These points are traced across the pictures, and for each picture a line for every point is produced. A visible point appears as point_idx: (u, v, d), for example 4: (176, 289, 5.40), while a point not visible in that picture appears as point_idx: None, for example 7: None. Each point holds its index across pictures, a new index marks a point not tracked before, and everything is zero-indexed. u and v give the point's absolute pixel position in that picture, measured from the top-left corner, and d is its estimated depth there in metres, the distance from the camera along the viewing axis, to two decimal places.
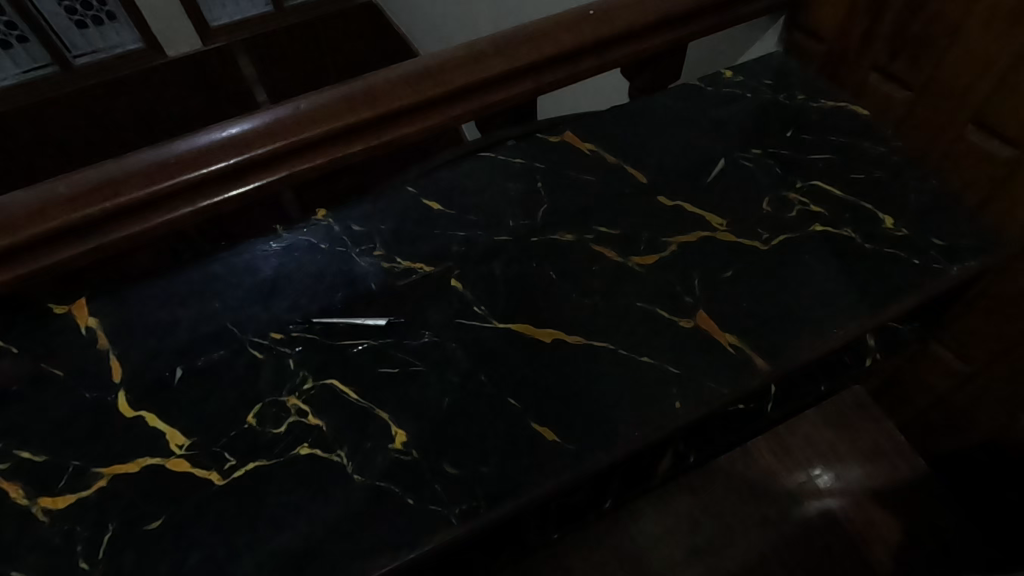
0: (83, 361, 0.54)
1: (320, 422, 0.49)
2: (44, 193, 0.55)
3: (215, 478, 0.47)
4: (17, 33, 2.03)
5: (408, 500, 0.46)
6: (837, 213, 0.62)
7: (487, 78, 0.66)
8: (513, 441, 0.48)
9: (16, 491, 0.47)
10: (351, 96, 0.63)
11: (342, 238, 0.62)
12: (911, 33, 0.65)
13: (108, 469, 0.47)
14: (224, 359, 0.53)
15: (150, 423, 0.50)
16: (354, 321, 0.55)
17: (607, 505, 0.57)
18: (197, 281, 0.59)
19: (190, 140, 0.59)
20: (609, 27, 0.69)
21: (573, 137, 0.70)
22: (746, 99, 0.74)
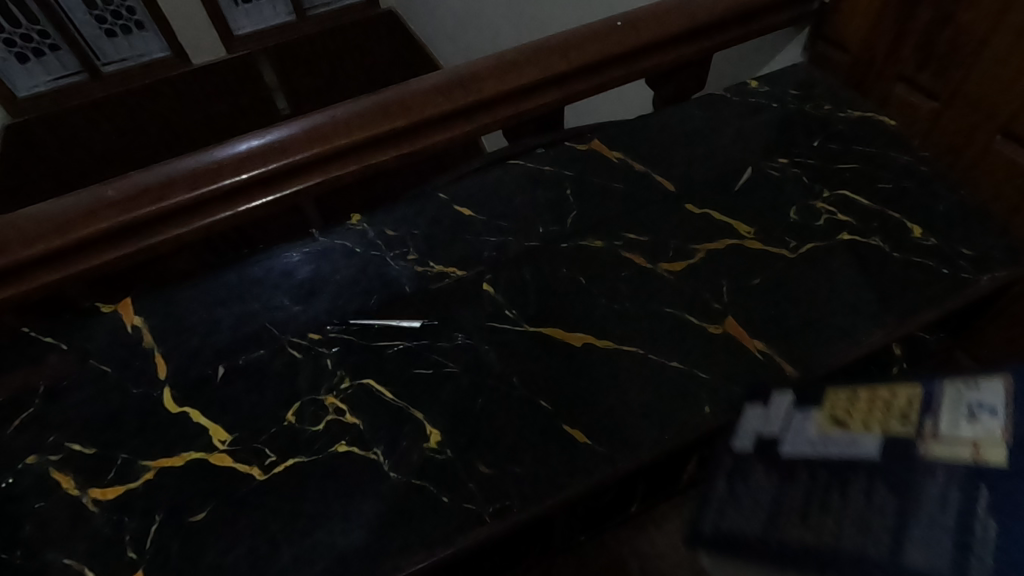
0: (129, 358, 0.56)
1: (356, 420, 0.51)
2: (93, 197, 0.58)
3: (256, 473, 0.48)
4: (50, 41, 2.13)
5: (443, 498, 0.47)
6: (865, 222, 0.63)
7: (517, 87, 0.68)
8: (545, 442, 0.49)
9: (68, 481, 0.49)
10: (387, 104, 0.65)
11: (376, 242, 0.63)
12: (939, 44, 0.65)
13: (155, 462, 0.49)
14: (265, 358, 0.55)
15: (194, 418, 0.51)
16: (389, 322, 0.57)
17: (633, 508, 0.59)
18: (236, 283, 0.61)
19: (231, 146, 0.61)
20: (637, 38, 0.71)
21: (600, 145, 0.71)
22: (772, 108, 0.74)
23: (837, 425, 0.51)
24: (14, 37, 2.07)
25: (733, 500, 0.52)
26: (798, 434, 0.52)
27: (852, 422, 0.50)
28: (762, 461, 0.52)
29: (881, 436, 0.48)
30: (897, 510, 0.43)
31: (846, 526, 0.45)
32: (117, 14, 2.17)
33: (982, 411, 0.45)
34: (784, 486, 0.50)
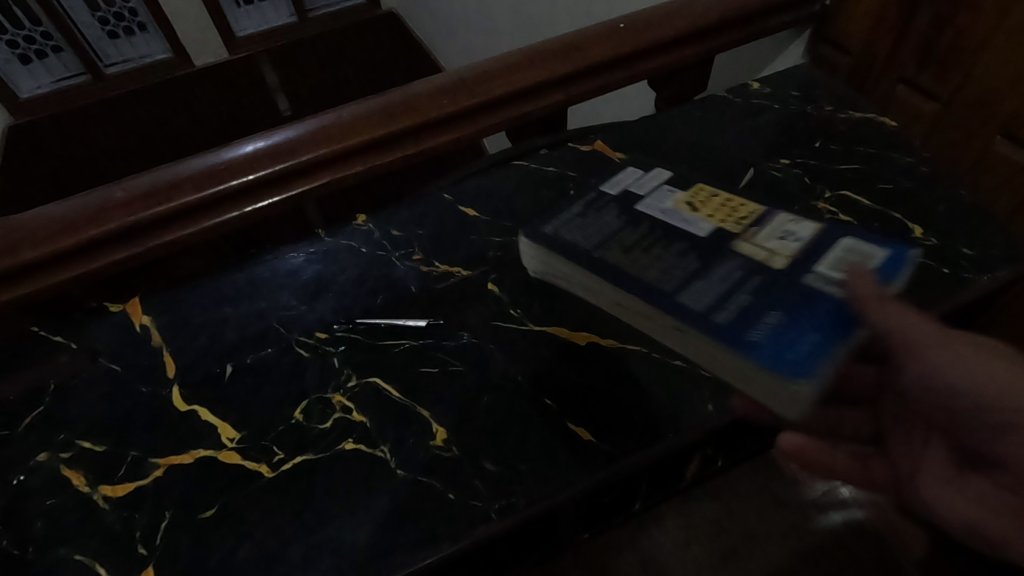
0: (138, 357, 0.56)
1: (363, 418, 0.51)
2: (102, 197, 0.58)
3: (264, 470, 0.49)
4: (53, 43, 2.14)
5: (450, 495, 0.47)
6: (867, 222, 0.63)
7: (521, 89, 0.69)
8: (550, 440, 0.50)
9: (79, 478, 0.49)
10: (393, 106, 0.66)
11: (382, 243, 0.64)
12: (939, 46, 0.66)
13: (164, 459, 0.50)
14: (272, 356, 0.56)
15: (202, 416, 0.52)
16: (395, 322, 0.57)
17: (636, 507, 0.59)
18: (243, 283, 0.61)
19: (238, 147, 0.62)
20: (640, 40, 0.71)
21: (603, 146, 0.72)
22: (774, 110, 0.75)
23: (690, 208, 0.58)
24: (17, 38, 2.08)
25: (576, 221, 0.57)
26: (657, 201, 0.60)
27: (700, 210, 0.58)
28: (612, 207, 0.59)
29: (715, 226, 0.55)
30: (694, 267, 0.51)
31: (650, 270, 0.51)
32: (120, 16, 2.18)
33: (790, 236, 0.54)
34: (623, 228, 0.55)
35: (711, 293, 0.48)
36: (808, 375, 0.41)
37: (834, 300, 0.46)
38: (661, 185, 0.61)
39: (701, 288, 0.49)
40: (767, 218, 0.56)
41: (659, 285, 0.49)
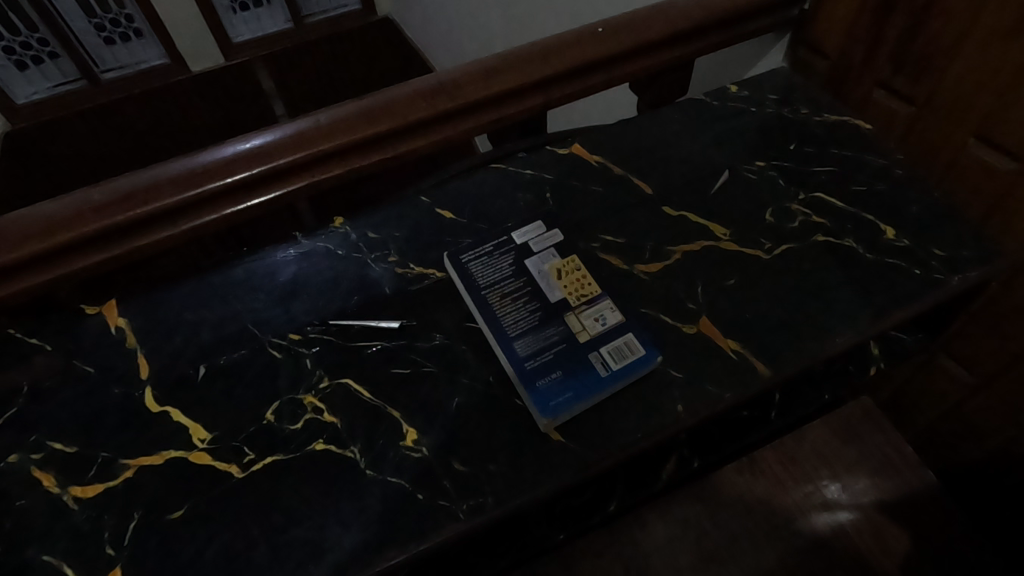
0: (112, 358, 0.57)
1: (334, 419, 0.52)
2: (79, 201, 0.58)
3: (234, 471, 0.49)
4: (49, 49, 2.12)
5: (419, 495, 0.47)
6: (839, 223, 0.64)
7: (499, 93, 0.69)
8: (520, 440, 0.50)
9: (49, 479, 0.49)
10: (369, 110, 0.66)
11: (358, 246, 0.64)
12: (913, 50, 0.66)
13: (135, 460, 0.50)
14: (245, 358, 0.56)
15: (174, 418, 0.52)
16: (368, 323, 0.57)
17: (612, 508, 0.57)
18: (219, 284, 0.61)
19: (215, 151, 0.62)
20: (617, 44, 0.72)
21: (580, 149, 0.72)
22: (751, 112, 0.75)
23: (556, 276, 0.59)
24: (14, 45, 2.06)
25: (484, 256, 0.60)
26: (541, 261, 0.60)
27: (569, 282, 0.58)
28: (510, 254, 0.60)
29: (570, 300, 0.57)
30: (540, 315, 0.56)
31: (507, 312, 0.56)
32: (116, 22, 2.16)
33: (601, 321, 0.56)
34: (509, 276, 0.58)
35: (538, 345, 0.54)
36: (548, 418, 0.50)
37: (598, 377, 0.52)
38: (550, 249, 0.61)
39: (530, 338, 0.54)
40: (601, 301, 0.57)
41: (504, 325, 0.55)
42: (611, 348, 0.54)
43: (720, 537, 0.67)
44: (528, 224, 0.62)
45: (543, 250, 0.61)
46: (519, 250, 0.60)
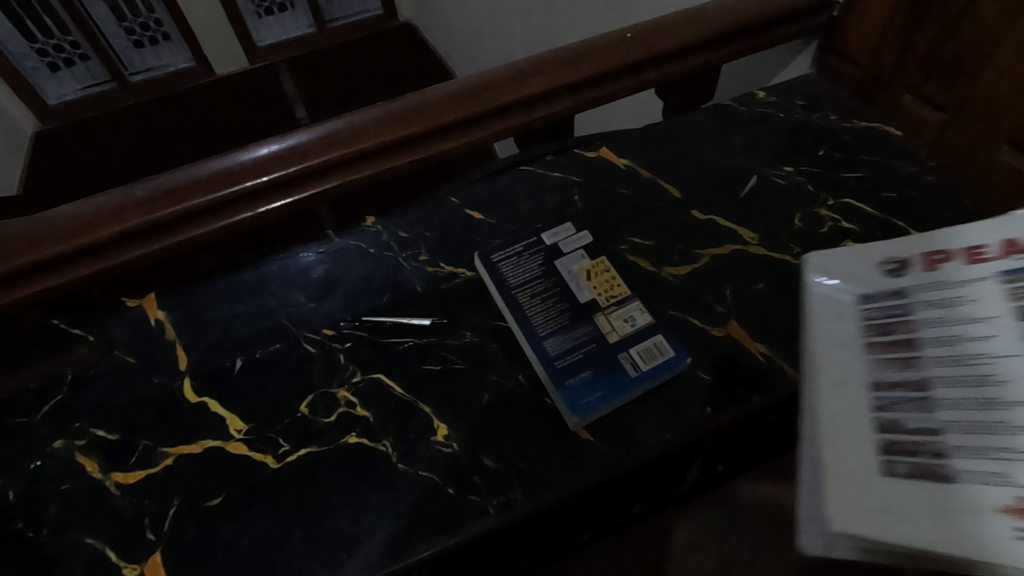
0: (152, 350, 0.58)
1: (367, 413, 0.53)
2: (123, 197, 0.60)
3: (270, 462, 0.50)
4: (80, 52, 2.19)
5: (449, 490, 0.48)
6: (869, 229, 0.64)
7: (528, 96, 0.70)
8: (549, 438, 0.51)
9: (92, 465, 0.51)
10: (402, 112, 0.67)
11: (390, 244, 0.65)
12: (945, 57, 0.66)
13: (174, 449, 0.51)
14: (281, 352, 0.57)
15: (212, 408, 0.54)
16: (400, 320, 0.58)
17: (637, 510, 0.59)
18: (254, 280, 0.63)
19: (253, 150, 0.64)
20: (646, 50, 0.72)
21: (608, 153, 0.73)
22: (780, 118, 0.76)
23: (585, 277, 0.59)
24: (47, 48, 2.13)
25: (514, 256, 0.61)
26: (571, 262, 0.61)
27: (599, 283, 0.59)
28: (540, 254, 0.61)
29: (600, 301, 0.58)
30: (570, 315, 0.56)
31: (537, 312, 0.57)
32: (146, 26, 2.22)
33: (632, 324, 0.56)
34: (539, 276, 0.59)
35: (567, 345, 0.54)
36: (577, 417, 0.50)
37: (627, 377, 0.53)
38: (580, 251, 0.62)
39: (560, 337, 0.55)
40: (630, 302, 0.58)
41: (534, 325, 0.56)
42: (641, 350, 0.54)
43: (743, 543, 0.67)
44: (557, 226, 0.63)
45: (573, 253, 0.61)
46: (549, 251, 0.61)
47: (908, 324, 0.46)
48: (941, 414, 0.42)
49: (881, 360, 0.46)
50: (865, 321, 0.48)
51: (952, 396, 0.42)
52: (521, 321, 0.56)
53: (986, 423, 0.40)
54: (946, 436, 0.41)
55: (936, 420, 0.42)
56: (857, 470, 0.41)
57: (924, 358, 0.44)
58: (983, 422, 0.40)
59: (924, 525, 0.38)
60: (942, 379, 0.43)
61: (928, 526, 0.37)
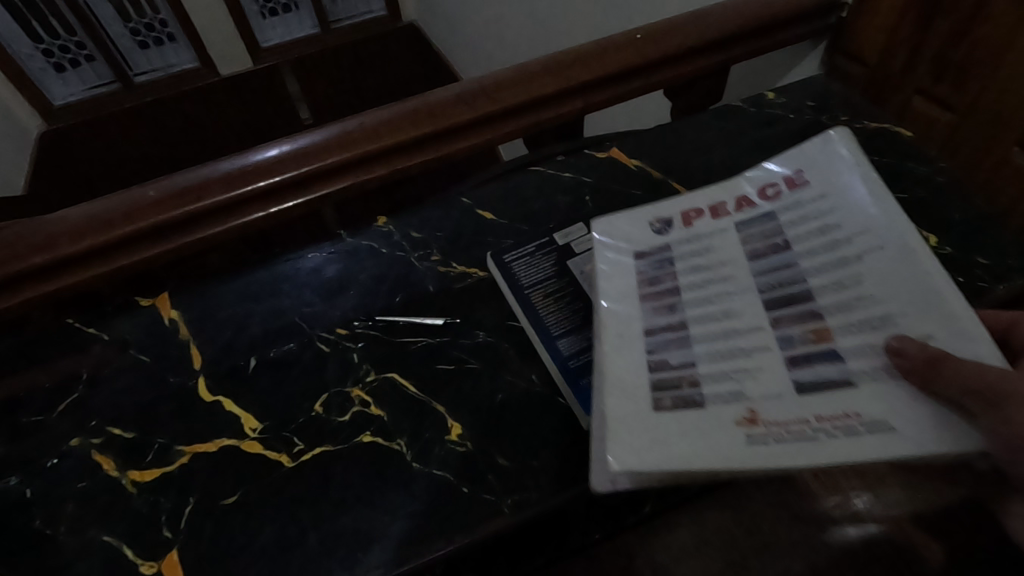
0: (166, 348, 0.59)
1: (381, 412, 0.53)
2: (137, 196, 0.61)
3: (284, 460, 0.50)
4: (86, 52, 2.20)
5: (464, 489, 0.48)
6: None
7: (539, 96, 0.70)
8: (563, 438, 0.51)
9: (109, 463, 0.51)
10: (413, 112, 0.68)
11: (402, 244, 0.65)
12: (955, 58, 0.66)
13: (189, 447, 0.52)
14: (295, 351, 0.57)
15: (227, 407, 0.54)
16: (413, 320, 0.59)
17: (647, 510, 0.58)
18: (267, 279, 0.63)
19: (265, 150, 0.64)
20: (656, 51, 0.73)
21: (619, 153, 0.73)
22: (789, 119, 0.76)
23: None
24: (53, 48, 2.14)
25: (526, 256, 0.62)
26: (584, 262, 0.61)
27: None
28: (552, 255, 0.62)
29: None
30: (583, 314, 0.57)
31: (550, 312, 0.57)
32: (151, 27, 2.23)
33: None
34: (552, 276, 0.60)
35: (580, 344, 0.55)
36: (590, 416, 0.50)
37: None
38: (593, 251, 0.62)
39: (573, 337, 0.55)
40: None
41: (547, 324, 0.56)
42: None
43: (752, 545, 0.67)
44: (570, 227, 0.64)
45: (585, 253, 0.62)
46: (561, 251, 0.62)
47: (672, 275, 0.52)
48: (692, 351, 0.47)
49: (649, 309, 0.50)
50: (640, 274, 0.53)
51: (699, 338, 0.47)
52: (534, 320, 0.57)
53: (727, 352, 0.46)
54: (698, 369, 0.45)
55: (692, 357, 0.46)
56: (628, 412, 0.43)
57: (647, 301, 0.51)
58: (727, 351, 0.46)
59: (684, 440, 0.40)
60: (694, 319, 0.49)
61: (693, 442, 0.40)
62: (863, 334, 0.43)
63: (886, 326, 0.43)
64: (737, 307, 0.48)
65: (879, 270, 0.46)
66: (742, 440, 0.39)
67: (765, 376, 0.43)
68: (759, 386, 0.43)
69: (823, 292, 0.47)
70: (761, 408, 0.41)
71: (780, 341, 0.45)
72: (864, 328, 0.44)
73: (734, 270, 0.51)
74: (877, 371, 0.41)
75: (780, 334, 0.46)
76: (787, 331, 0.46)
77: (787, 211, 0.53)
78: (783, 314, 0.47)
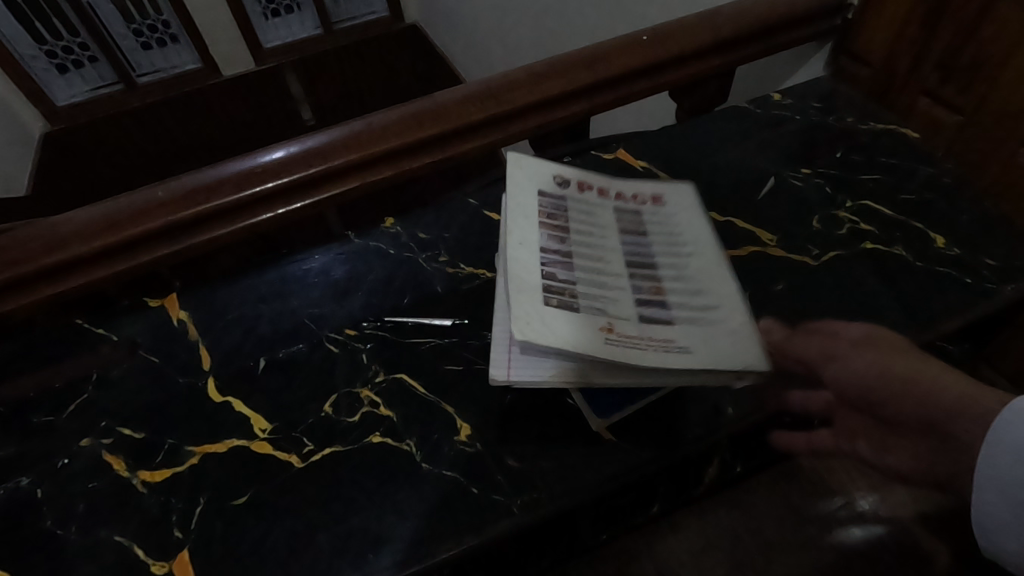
0: (176, 349, 0.59)
1: (390, 413, 0.53)
2: (145, 197, 0.61)
3: (294, 461, 0.51)
4: (89, 53, 2.20)
5: (473, 489, 0.48)
6: (887, 231, 0.64)
7: (545, 98, 0.70)
8: (572, 438, 0.51)
9: (119, 463, 0.51)
10: (420, 114, 0.68)
11: (409, 245, 0.65)
12: (963, 59, 0.66)
13: (199, 448, 0.52)
14: (304, 352, 0.58)
15: (236, 408, 0.54)
16: (422, 321, 0.59)
17: (654, 509, 0.57)
18: (276, 280, 0.64)
19: (272, 152, 0.64)
20: (662, 52, 0.73)
21: (625, 154, 0.73)
22: (796, 120, 0.76)
23: None
24: (56, 50, 2.13)
25: None
26: None
27: None
28: None
29: None
30: None
31: None
32: (154, 28, 2.23)
33: None
34: None
35: None
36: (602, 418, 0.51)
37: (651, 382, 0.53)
38: None
39: None
40: None
41: None
42: None
43: None
44: None
45: None
46: None
47: (566, 210, 0.58)
48: (573, 272, 0.52)
49: (545, 232, 0.54)
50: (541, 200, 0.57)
51: (577, 265, 0.53)
52: None
53: (597, 282, 0.52)
54: (578, 286, 0.51)
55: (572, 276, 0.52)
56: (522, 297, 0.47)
57: (548, 227, 0.55)
58: (597, 281, 0.52)
59: (561, 332, 0.45)
60: (579, 251, 0.55)
61: (570, 334, 0.45)
62: (689, 294, 0.53)
63: (708, 293, 0.53)
64: (606, 254, 0.56)
65: (704, 261, 0.56)
66: (600, 339, 0.46)
67: (621, 307, 0.51)
68: (618, 311, 0.50)
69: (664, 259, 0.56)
70: (618, 324, 0.49)
71: (632, 287, 0.53)
72: (692, 291, 0.53)
73: (610, 232, 0.58)
74: (693, 320, 0.51)
75: (632, 283, 0.53)
76: (637, 282, 0.53)
77: (650, 213, 0.60)
78: (639, 271, 0.54)
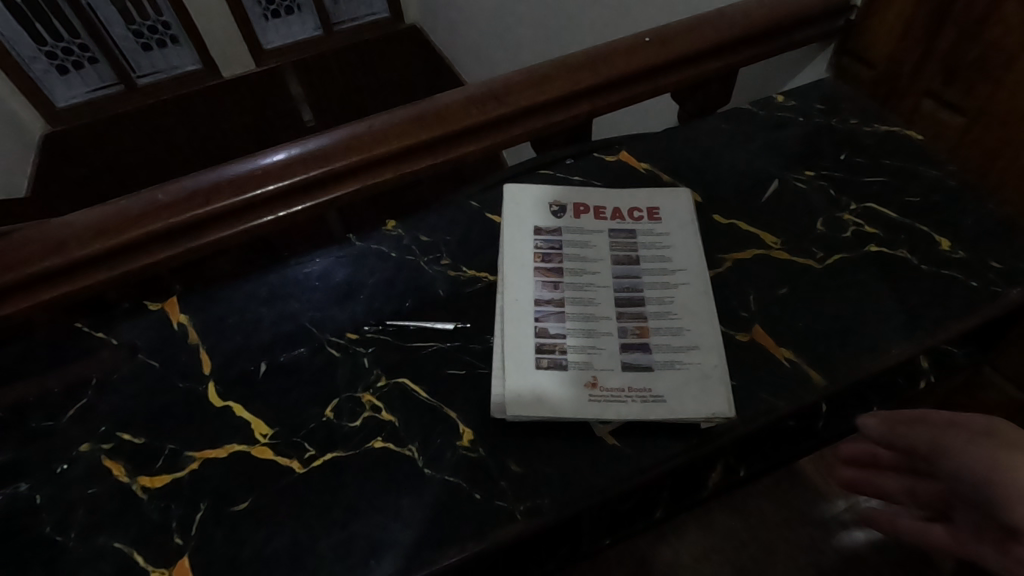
0: (176, 353, 0.58)
1: (391, 418, 0.53)
2: (145, 200, 0.60)
3: (295, 466, 0.50)
4: (89, 54, 2.19)
5: (476, 495, 0.48)
6: (892, 233, 0.64)
7: (547, 100, 0.70)
8: (575, 443, 0.50)
9: (119, 469, 0.51)
10: (422, 116, 0.67)
11: (411, 248, 0.65)
12: (967, 60, 0.66)
13: (199, 453, 0.51)
14: (305, 356, 0.57)
15: (237, 412, 0.54)
16: (424, 324, 0.58)
17: (658, 516, 0.57)
18: (277, 283, 0.63)
19: (272, 154, 0.64)
20: (664, 54, 0.72)
21: (628, 156, 0.73)
22: (799, 122, 0.75)
23: None
24: (56, 51, 2.13)
25: None
26: None
27: None
28: None
29: None
30: None
31: None
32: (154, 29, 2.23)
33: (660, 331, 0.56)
34: None
35: None
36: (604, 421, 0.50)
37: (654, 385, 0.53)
38: None
39: None
40: None
41: None
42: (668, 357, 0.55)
43: None
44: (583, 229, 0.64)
45: None
46: None
47: (560, 256, 0.63)
48: (565, 323, 0.58)
49: (540, 281, 0.60)
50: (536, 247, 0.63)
51: (569, 312, 0.58)
52: None
53: (586, 330, 0.57)
54: (568, 335, 0.57)
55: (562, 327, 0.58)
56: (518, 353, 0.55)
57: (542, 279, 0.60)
58: (586, 328, 0.57)
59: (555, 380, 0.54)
60: (570, 298, 0.59)
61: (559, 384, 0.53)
62: (672, 333, 0.57)
63: (690, 331, 0.57)
64: (597, 296, 0.60)
65: (690, 294, 0.59)
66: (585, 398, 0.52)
67: (605, 355, 0.55)
68: (602, 361, 0.55)
69: (652, 290, 0.60)
70: (603, 377, 0.54)
71: (619, 330, 0.57)
72: (674, 328, 0.57)
73: (601, 266, 0.62)
74: (675, 360, 0.55)
75: (619, 325, 0.58)
76: (623, 324, 0.58)
77: (645, 230, 0.65)
78: (627, 311, 0.59)
